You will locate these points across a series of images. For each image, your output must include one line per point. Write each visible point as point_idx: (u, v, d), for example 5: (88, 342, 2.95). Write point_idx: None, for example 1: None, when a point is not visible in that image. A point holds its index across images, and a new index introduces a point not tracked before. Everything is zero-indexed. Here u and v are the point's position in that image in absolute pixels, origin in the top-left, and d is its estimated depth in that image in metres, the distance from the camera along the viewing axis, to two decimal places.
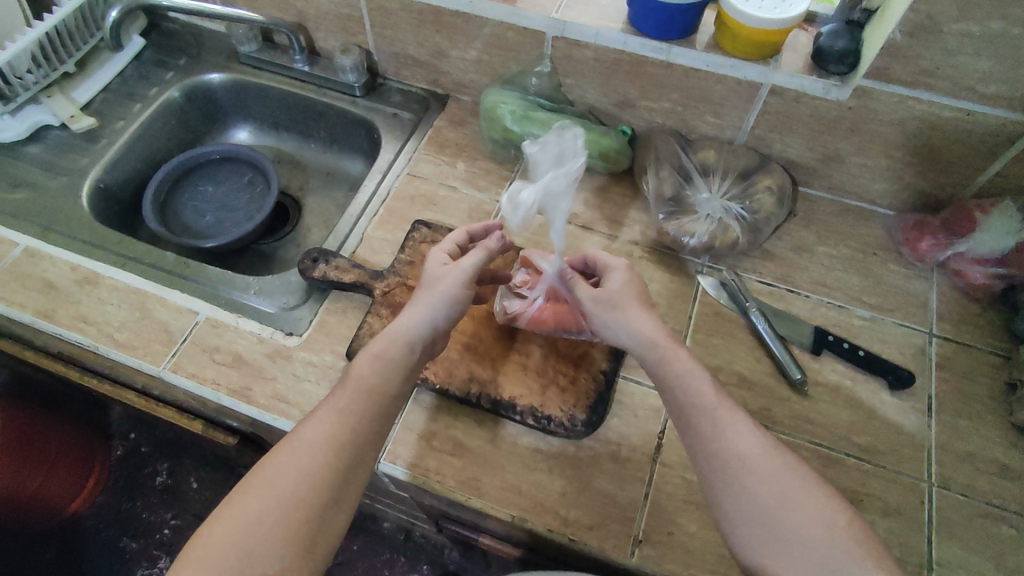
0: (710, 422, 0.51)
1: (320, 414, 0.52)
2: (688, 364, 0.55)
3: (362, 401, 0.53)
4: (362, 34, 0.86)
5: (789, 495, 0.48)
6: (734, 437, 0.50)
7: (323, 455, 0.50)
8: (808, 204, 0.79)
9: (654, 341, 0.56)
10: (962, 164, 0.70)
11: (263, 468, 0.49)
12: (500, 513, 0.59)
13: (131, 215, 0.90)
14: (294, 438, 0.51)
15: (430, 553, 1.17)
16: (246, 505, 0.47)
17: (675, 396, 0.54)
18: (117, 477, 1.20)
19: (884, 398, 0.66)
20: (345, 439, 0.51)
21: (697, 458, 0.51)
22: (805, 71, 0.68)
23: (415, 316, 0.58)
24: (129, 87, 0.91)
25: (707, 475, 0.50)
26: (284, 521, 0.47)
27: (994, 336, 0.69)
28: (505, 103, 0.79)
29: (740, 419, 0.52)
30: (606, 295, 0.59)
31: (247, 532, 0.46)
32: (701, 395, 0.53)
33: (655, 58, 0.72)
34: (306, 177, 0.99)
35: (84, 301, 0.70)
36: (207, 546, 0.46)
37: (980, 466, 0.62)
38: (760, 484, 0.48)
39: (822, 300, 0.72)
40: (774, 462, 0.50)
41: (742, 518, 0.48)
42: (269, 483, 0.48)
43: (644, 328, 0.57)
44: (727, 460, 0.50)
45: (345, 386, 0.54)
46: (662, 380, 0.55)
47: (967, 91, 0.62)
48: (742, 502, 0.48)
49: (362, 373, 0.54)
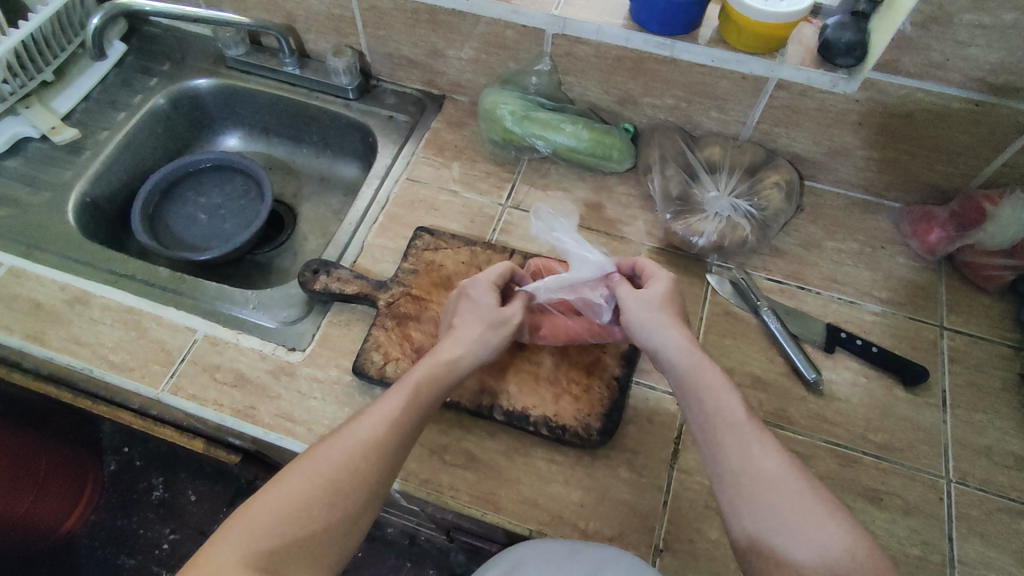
0: (733, 437, 0.50)
1: (374, 413, 0.51)
2: (716, 378, 0.54)
3: (415, 410, 0.52)
4: (355, 35, 0.83)
5: (812, 516, 0.46)
6: (756, 453, 0.49)
7: (374, 457, 0.49)
8: (814, 198, 0.79)
9: (685, 352, 0.55)
10: (970, 155, 0.69)
11: (311, 455, 0.49)
12: (518, 527, 0.58)
13: (120, 228, 0.87)
14: (346, 432, 0.50)
15: (436, 558, 1.15)
16: (292, 487, 0.46)
17: (698, 407, 0.53)
18: (111, 495, 1.17)
19: (899, 394, 0.65)
20: (395, 445, 0.50)
21: (716, 471, 0.50)
22: (811, 65, 0.67)
23: (472, 347, 0.58)
24: (111, 95, 0.88)
25: (725, 489, 0.49)
26: (328, 512, 0.46)
27: (1004, 327, 0.69)
28: (505, 104, 0.78)
29: (765, 438, 0.50)
30: (650, 298, 0.60)
31: (298, 515, 0.45)
32: (726, 409, 0.52)
33: (658, 54, 0.71)
34: (300, 183, 0.96)
35: (76, 322, 0.67)
36: (250, 520, 0.45)
37: (997, 460, 0.62)
38: (781, 504, 0.46)
39: (832, 297, 0.71)
40: (798, 485, 0.47)
41: (758, 535, 0.46)
42: (318, 471, 0.47)
43: (681, 344, 0.56)
44: (747, 476, 0.48)
45: (400, 388, 0.53)
46: (687, 391, 0.54)
47: (977, 82, 0.61)
48: (760, 518, 0.46)
49: (419, 381, 0.54)
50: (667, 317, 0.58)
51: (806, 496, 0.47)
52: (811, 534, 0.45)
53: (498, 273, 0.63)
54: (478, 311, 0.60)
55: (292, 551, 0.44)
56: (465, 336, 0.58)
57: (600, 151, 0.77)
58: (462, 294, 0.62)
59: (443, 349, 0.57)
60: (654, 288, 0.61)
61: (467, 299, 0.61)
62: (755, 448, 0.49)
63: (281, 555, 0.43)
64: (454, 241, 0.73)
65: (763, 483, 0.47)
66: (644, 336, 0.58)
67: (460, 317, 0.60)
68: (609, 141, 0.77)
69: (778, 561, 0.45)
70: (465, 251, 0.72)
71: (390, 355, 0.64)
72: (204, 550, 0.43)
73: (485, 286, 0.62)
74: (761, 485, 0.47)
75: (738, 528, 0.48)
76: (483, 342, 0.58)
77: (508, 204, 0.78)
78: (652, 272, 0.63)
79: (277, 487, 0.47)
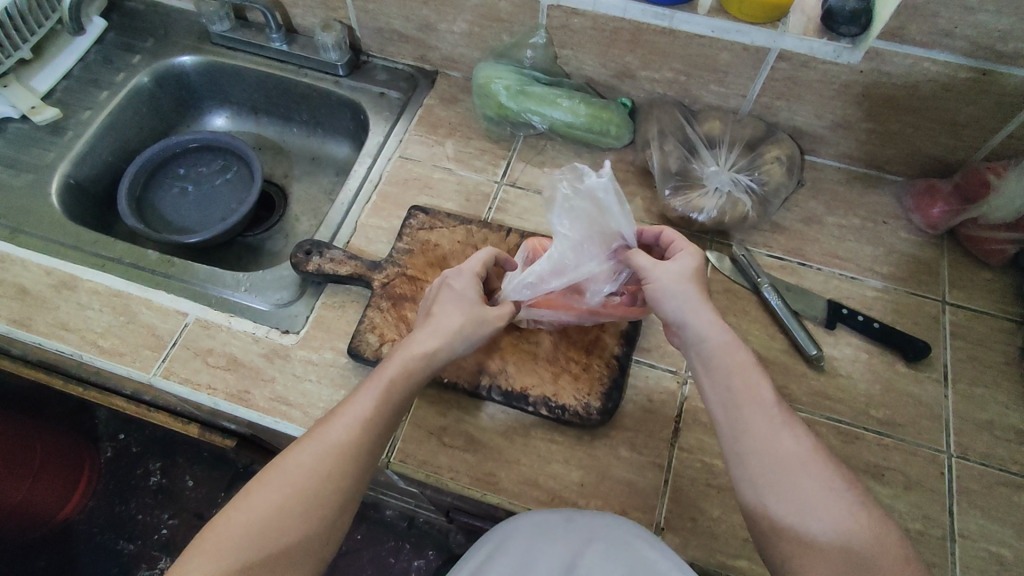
0: (762, 417, 0.49)
1: (344, 416, 0.49)
2: (742, 357, 0.52)
3: (386, 409, 0.50)
4: (343, 9, 0.81)
5: (838, 503, 0.45)
6: (786, 439, 0.47)
7: (343, 464, 0.47)
8: (814, 173, 0.77)
9: (712, 332, 0.53)
10: (976, 127, 0.68)
11: (280, 464, 0.47)
12: (518, 508, 0.57)
13: (107, 211, 0.85)
14: (314, 437, 0.48)
15: (435, 539, 1.15)
16: (262, 499, 0.45)
17: (724, 386, 0.51)
18: (109, 480, 1.16)
19: (901, 369, 0.65)
20: (366, 449, 0.49)
21: (739, 448, 0.49)
22: (814, 35, 0.65)
23: (450, 341, 0.54)
24: (92, 73, 0.85)
25: (747, 470, 0.48)
26: (299, 524, 0.45)
27: (1007, 301, 0.68)
28: (499, 78, 0.76)
29: (793, 421, 0.49)
30: (678, 265, 0.57)
31: (269, 530, 0.44)
32: (754, 391, 0.50)
33: (657, 25, 0.69)
34: (290, 164, 0.94)
35: (62, 307, 0.66)
36: (220, 536, 0.44)
37: (998, 434, 0.61)
38: (805, 487, 0.46)
39: (833, 273, 0.71)
40: (821, 469, 0.46)
41: (778, 518, 0.45)
42: (287, 482, 0.46)
43: (711, 324, 0.53)
44: (772, 460, 0.47)
45: (374, 387, 0.51)
46: (711, 369, 0.52)
47: (984, 50, 0.60)
48: (784, 502, 0.46)
49: (391, 378, 0.51)
50: (697, 290, 0.56)
51: (832, 482, 0.46)
52: (835, 521, 0.44)
53: (479, 264, 0.61)
54: (460, 302, 0.57)
55: (264, 567, 0.43)
56: (443, 328, 0.55)
57: (598, 126, 0.75)
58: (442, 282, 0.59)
59: (420, 342, 0.54)
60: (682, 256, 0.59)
61: (448, 288, 0.58)
62: (785, 433, 0.48)
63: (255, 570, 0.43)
64: (449, 220, 0.71)
65: (789, 468, 0.46)
66: (671, 309, 0.55)
67: (440, 305, 0.57)
68: (606, 116, 0.75)
69: (797, 544, 0.45)
70: (460, 230, 0.70)
71: (386, 336, 0.63)
72: (176, 567, 0.43)
73: (466, 276, 0.59)
74: (785, 468, 0.46)
75: (757, 509, 0.47)
76: (463, 336, 0.55)
77: (503, 182, 0.76)
78: (677, 238, 0.61)
79: (248, 498, 0.46)
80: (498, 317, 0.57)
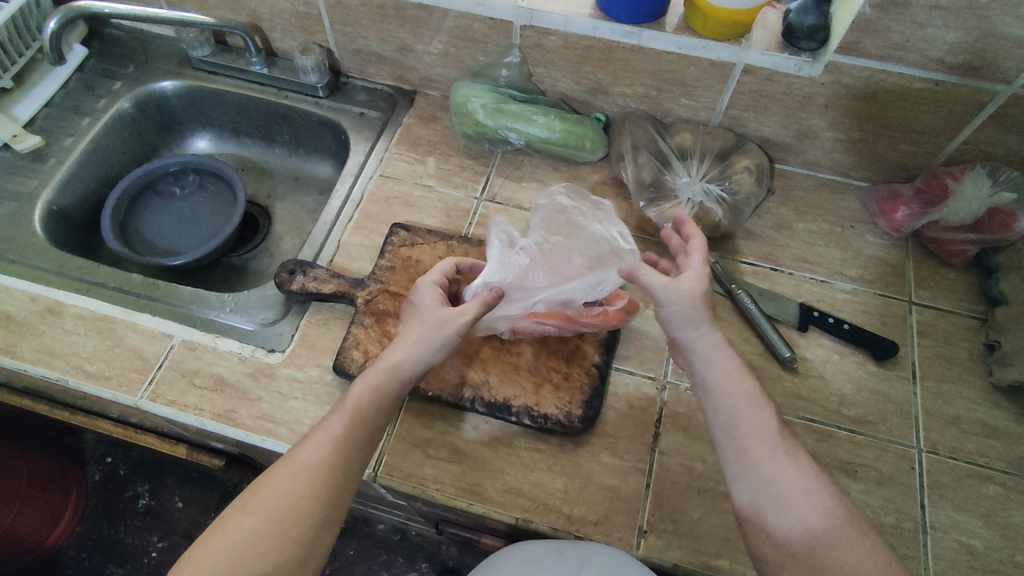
0: (767, 450, 0.50)
1: (316, 437, 0.51)
2: (750, 386, 0.53)
3: (356, 426, 0.52)
4: (322, 33, 0.82)
5: (837, 527, 0.48)
6: (791, 470, 0.49)
7: (316, 482, 0.49)
8: (784, 181, 0.80)
9: (723, 360, 0.53)
10: (933, 134, 0.71)
11: (257, 488, 0.49)
12: (503, 516, 0.58)
13: (91, 235, 0.86)
14: (289, 461, 0.50)
15: (428, 552, 1.15)
16: (241, 522, 0.48)
17: (732, 417, 0.51)
18: (96, 504, 1.15)
19: (870, 368, 0.67)
20: (339, 469, 0.50)
21: (744, 478, 0.50)
22: (775, 49, 0.68)
23: (415, 351, 0.55)
24: (74, 100, 0.86)
25: (753, 498, 0.49)
26: (274, 546, 0.47)
27: (970, 300, 0.71)
28: (476, 96, 0.78)
29: (794, 448, 0.51)
30: (687, 284, 0.56)
31: (247, 550, 0.47)
32: (759, 423, 0.51)
33: (626, 43, 0.71)
34: (272, 184, 0.95)
35: (48, 333, 0.66)
36: (202, 559, 0.46)
37: (966, 429, 0.63)
38: (807, 514, 0.48)
39: (804, 277, 0.73)
40: (821, 495, 0.49)
41: (781, 544, 0.48)
42: (262, 505, 0.48)
43: (721, 354, 0.54)
44: (777, 490, 0.49)
45: (343, 407, 0.52)
46: (719, 394, 0.53)
47: (935, 62, 0.63)
48: (786, 531, 0.48)
49: (357, 396, 0.53)
50: (704, 309, 0.55)
51: (828, 507, 0.48)
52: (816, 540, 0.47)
53: (439, 273, 0.62)
54: (421, 312, 0.58)
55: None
56: (406, 340, 0.56)
57: (574, 141, 0.78)
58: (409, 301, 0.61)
59: (387, 356, 0.55)
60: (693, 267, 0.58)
61: (411, 305, 0.60)
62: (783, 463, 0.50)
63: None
64: (430, 236, 0.73)
65: (791, 498, 0.48)
66: (685, 332, 0.55)
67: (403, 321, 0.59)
68: (581, 131, 0.77)
69: (799, 567, 0.47)
70: (441, 246, 0.72)
71: (370, 352, 0.64)
72: None
73: (427, 287, 0.61)
74: (789, 499, 0.48)
75: (761, 533, 0.49)
76: (425, 343, 0.55)
77: (483, 197, 0.78)
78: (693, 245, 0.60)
79: (227, 522, 0.48)
80: (458, 312, 0.57)
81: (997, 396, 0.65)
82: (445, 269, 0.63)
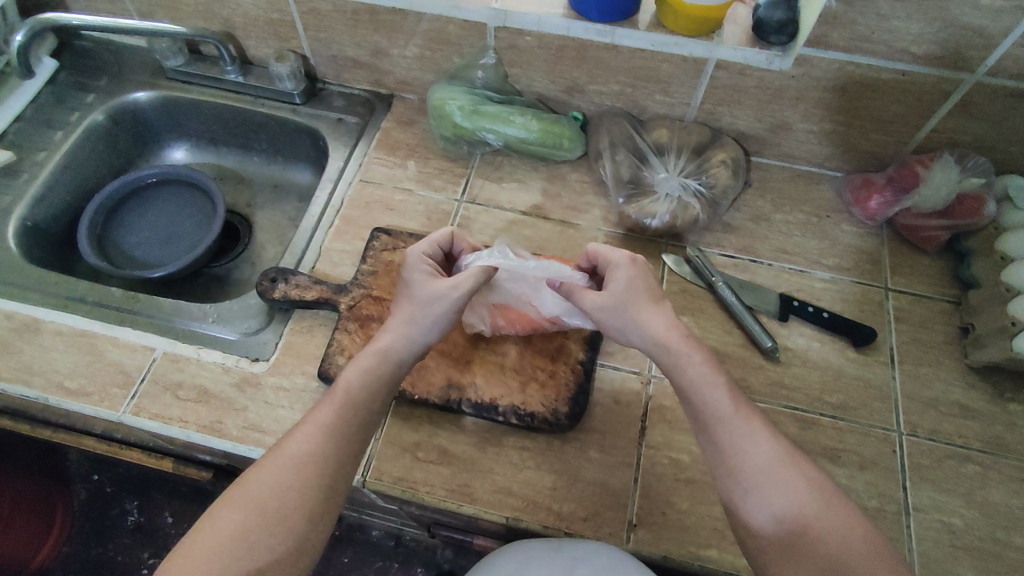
0: (726, 433, 0.52)
1: (305, 428, 0.52)
2: (702, 370, 0.55)
3: (346, 415, 0.53)
4: (296, 39, 0.82)
5: (810, 508, 0.49)
6: (754, 451, 0.51)
7: (306, 472, 0.50)
8: (760, 173, 0.81)
9: (666, 345, 0.56)
10: (903, 123, 0.72)
11: (245, 483, 0.50)
12: (494, 516, 0.59)
13: (68, 251, 0.84)
14: (278, 453, 0.51)
15: (423, 556, 1.14)
16: (228, 519, 0.48)
17: (689, 404, 0.54)
18: (83, 523, 1.13)
19: (850, 355, 0.68)
20: (329, 459, 0.51)
21: (713, 463, 0.52)
22: (746, 44, 0.69)
23: (407, 334, 0.57)
24: (46, 114, 0.85)
25: (724, 483, 0.51)
26: (264, 539, 0.47)
27: (944, 284, 0.73)
28: (453, 99, 0.78)
29: (758, 430, 0.52)
30: (615, 288, 0.59)
31: (235, 544, 0.47)
32: (715, 405, 0.53)
33: (599, 41, 0.72)
34: (252, 193, 0.95)
35: (26, 350, 0.66)
36: (188, 554, 0.46)
37: (944, 410, 0.65)
38: (776, 496, 0.49)
39: (783, 267, 0.74)
40: (789, 475, 0.50)
41: (756, 527, 0.49)
42: (250, 498, 0.49)
43: (657, 329, 0.57)
44: (745, 473, 0.50)
45: (333, 396, 0.54)
46: (677, 385, 0.55)
47: (902, 52, 0.64)
48: (757, 511, 0.49)
49: (347, 384, 0.54)
50: (638, 304, 0.59)
51: (800, 489, 0.50)
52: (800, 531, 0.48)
53: (429, 244, 0.63)
54: (411, 289, 0.59)
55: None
56: (397, 321, 0.58)
57: (552, 140, 0.78)
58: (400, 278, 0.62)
59: (379, 340, 0.57)
60: (616, 267, 0.60)
61: (402, 282, 0.61)
62: (746, 440, 0.52)
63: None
64: (412, 240, 0.73)
65: (760, 477, 0.50)
66: (621, 329, 0.59)
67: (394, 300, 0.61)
68: (558, 130, 0.78)
69: (777, 551, 0.48)
70: None
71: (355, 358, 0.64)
72: None
73: (418, 261, 0.61)
74: (757, 482, 0.50)
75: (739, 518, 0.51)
76: (416, 325, 0.57)
77: (464, 199, 0.78)
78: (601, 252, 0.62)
79: (214, 519, 0.48)
80: (451, 286, 0.58)
81: (973, 377, 0.67)
82: (441, 239, 0.64)
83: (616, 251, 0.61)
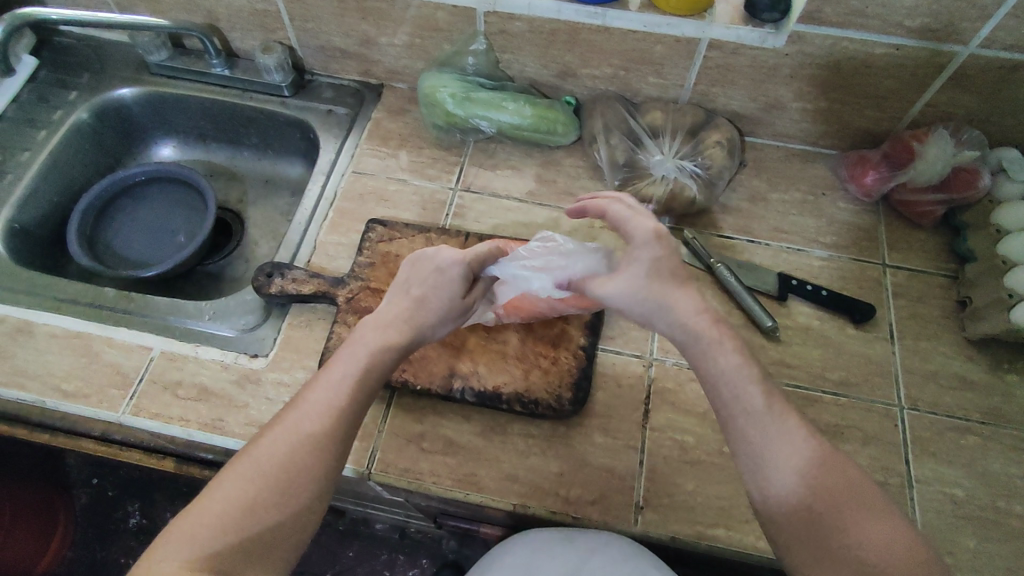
0: (758, 426, 0.50)
1: (318, 401, 0.51)
2: (734, 360, 0.53)
3: (358, 392, 0.52)
4: (282, 30, 0.81)
5: (838, 501, 0.48)
6: (785, 445, 0.50)
7: (316, 448, 0.49)
8: (755, 153, 0.81)
9: (693, 331, 0.55)
10: (897, 99, 0.72)
11: (252, 454, 0.49)
12: (501, 504, 0.59)
13: (57, 251, 0.83)
14: (289, 426, 0.50)
15: (429, 547, 1.14)
16: (235, 489, 0.47)
17: (722, 396, 0.52)
18: (85, 527, 1.12)
19: (850, 332, 0.68)
20: (340, 436, 0.50)
21: (741, 455, 0.51)
22: (739, 22, 0.68)
23: (432, 330, 0.58)
24: (28, 113, 0.83)
25: (751, 476, 0.50)
26: (272, 512, 0.47)
27: (941, 258, 0.73)
28: (444, 86, 0.77)
29: (790, 423, 0.51)
30: (637, 271, 0.57)
31: (242, 516, 0.46)
32: (745, 397, 0.51)
33: (591, 23, 0.71)
34: (244, 188, 0.93)
35: (20, 354, 0.65)
36: (193, 523, 0.45)
37: (943, 383, 0.65)
38: (804, 489, 0.48)
39: (781, 246, 0.74)
40: (818, 470, 0.49)
41: (782, 521, 0.48)
42: (259, 471, 0.48)
43: (686, 316, 0.55)
44: (774, 467, 0.49)
45: (350, 372, 0.53)
46: (704, 375, 0.53)
47: (895, 26, 0.64)
48: (785, 505, 0.48)
49: (370, 358, 0.53)
50: (662, 287, 0.56)
51: (829, 482, 0.48)
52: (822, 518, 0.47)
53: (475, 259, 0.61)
54: (444, 287, 0.58)
55: (236, 558, 0.45)
56: (427, 315, 0.57)
57: (545, 126, 0.77)
58: (435, 264, 0.59)
59: (406, 329, 0.56)
60: (639, 244, 0.58)
61: (437, 272, 0.59)
62: (771, 435, 0.50)
63: (226, 559, 0.45)
64: (408, 230, 0.72)
65: (790, 470, 0.49)
66: (650, 317, 0.57)
67: (421, 287, 0.58)
68: (552, 115, 0.77)
69: (806, 545, 0.47)
70: (419, 239, 0.71)
71: None
72: (147, 557, 0.44)
73: (458, 259, 0.60)
74: (785, 477, 0.49)
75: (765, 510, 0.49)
76: (442, 326, 0.58)
77: (458, 188, 0.77)
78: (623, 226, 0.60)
79: (219, 489, 0.47)
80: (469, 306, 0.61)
81: (972, 350, 0.67)
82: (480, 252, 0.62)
83: (642, 223, 0.59)
